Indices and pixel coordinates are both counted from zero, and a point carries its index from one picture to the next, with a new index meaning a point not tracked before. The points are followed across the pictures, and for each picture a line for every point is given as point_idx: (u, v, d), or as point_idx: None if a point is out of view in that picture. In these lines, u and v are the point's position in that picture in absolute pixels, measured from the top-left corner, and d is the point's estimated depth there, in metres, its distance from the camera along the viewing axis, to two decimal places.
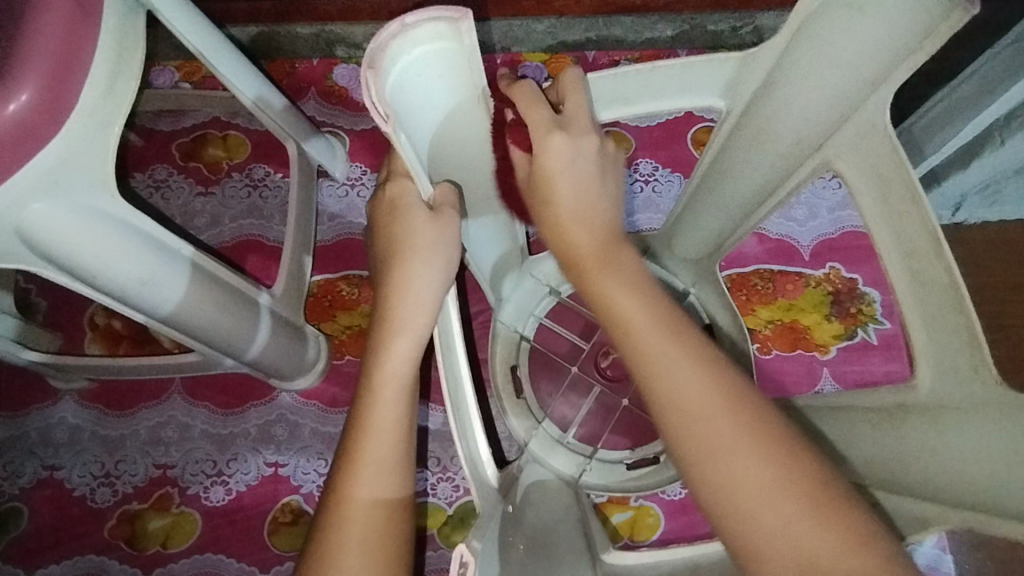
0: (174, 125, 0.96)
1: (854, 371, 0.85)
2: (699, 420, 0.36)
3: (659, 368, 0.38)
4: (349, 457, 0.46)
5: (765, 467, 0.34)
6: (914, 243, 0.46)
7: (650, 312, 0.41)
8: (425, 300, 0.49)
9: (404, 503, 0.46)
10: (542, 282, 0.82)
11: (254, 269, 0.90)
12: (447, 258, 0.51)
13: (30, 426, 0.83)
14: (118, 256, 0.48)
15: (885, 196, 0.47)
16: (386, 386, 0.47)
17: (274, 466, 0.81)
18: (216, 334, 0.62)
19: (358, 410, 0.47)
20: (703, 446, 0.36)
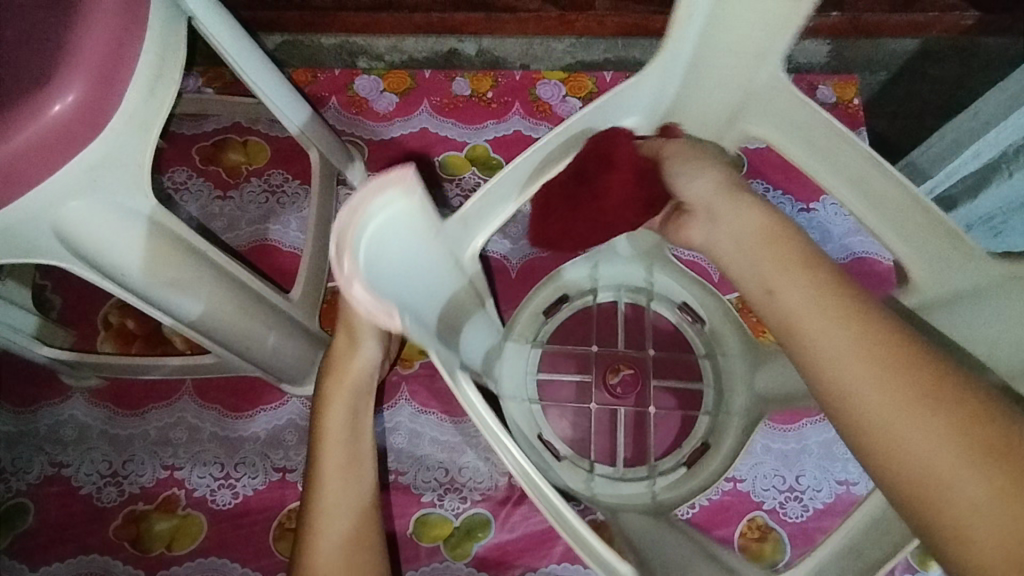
0: (195, 129, 0.97)
1: None
2: (867, 386, 0.38)
3: (826, 337, 0.40)
4: (317, 499, 0.57)
5: (945, 427, 0.36)
6: (858, 173, 0.52)
7: (815, 291, 0.42)
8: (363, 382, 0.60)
9: (369, 528, 0.58)
10: (522, 340, 0.80)
11: (269, 273, 0.91)
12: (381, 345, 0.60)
13: (39, 423, 0.83)
14: (148, 257, 0.49)
15: (824, 145, 0.53)
16: (331, 447, 0.58)
17: (282, 472, 0.81)
18: (234, 337, 0.63)
19: (315, 460, 0.58)
20: (872, 408, 0.38)
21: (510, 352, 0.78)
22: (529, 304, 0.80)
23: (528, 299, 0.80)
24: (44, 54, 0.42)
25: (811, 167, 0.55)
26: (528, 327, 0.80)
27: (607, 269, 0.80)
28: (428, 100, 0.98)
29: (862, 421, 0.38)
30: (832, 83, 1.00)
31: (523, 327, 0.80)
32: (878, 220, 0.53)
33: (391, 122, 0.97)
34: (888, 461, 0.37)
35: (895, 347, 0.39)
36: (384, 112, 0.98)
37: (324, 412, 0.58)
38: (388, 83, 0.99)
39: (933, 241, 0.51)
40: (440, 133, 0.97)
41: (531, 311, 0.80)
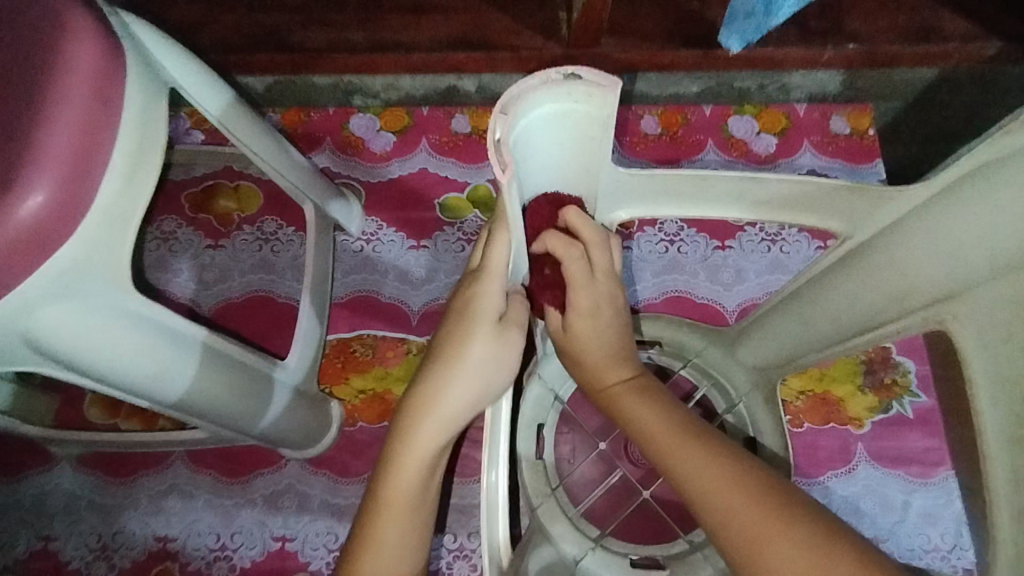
0: (185, 175, 0.93)
1: (889, 447, 0.82)
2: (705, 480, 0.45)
3: (689, 477, 0.45)
4: (361, 538, 0.46)
5: (794, 544, 0.40)
6: (736, 191, 0.58)
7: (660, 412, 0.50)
8: (450, 416, 0.46)
9: (417, 512, 0.47)
10: (553, 505, 0.73)
11: (263, 327, 0.86)
12: (491, 380, 0.47)
13: (25, 493, 0.79)
14: (131, 355, 0.45)
15: (693, 189, 0.58)
16: (394, 506, 0.46)
17: (282, 541, 0.77)
18: (226, 417, 0.59)
19: (367, 518, 0.46)
20: (711, 496, 0.44)
21: (545, 518, 0.72)
22: (522, 469, 0.74)
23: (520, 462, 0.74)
24: (13, 152, 0.40)
25: (697, 208, 0.60)
26: (541, 487, 0.73)
27: (547, 370, 0.75)
28: (427, 139, 0.94)
29: (708, 512, 0.44)
30: (846, 113, 0.96)
31: (533, 488, 0.74)
32: (785, 212, 0.58)
33: (389, 162, 0.93)
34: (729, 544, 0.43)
35: (748, 478, 0.44)
36: (381, 152, 0.94)
37: (413, 422, 0.46)
38: (385, 122, 0.95)
39: (868, 212, 0.54)
40: (440, 173, 0.93)
41: (529, 472, 0.74)
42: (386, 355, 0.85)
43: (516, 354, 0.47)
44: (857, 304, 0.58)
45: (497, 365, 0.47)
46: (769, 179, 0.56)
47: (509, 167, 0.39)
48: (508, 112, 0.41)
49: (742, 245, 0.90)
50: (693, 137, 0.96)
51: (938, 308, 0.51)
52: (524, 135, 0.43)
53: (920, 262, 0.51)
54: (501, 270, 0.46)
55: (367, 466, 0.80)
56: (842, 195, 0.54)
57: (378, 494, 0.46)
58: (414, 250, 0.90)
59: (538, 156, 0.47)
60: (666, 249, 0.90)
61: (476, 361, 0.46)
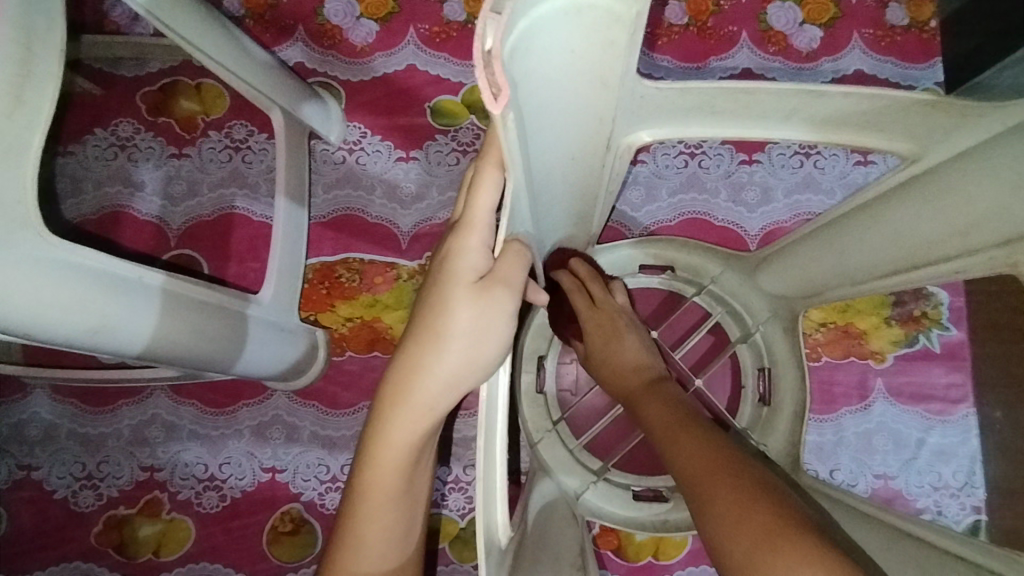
0: (135, 72, 0.81)
1: (911, 383, 0.77)
2: (696, 473, 0.44)
3: (676, 445, 0.47)
4: (341, 527, 0.41)
5: (744, 502, 0.40)
6: (788, 108, 0.47)
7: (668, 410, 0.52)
8: (431, 400, 0.39)
9: (403, 507, 0.41)
10: (554, 437, 0.71)
11: (238, 249, 0.79)
12: (477, 358, 0.39)
13: (1, 422, 0.75)
14: (59, 304, 0.38)
15: (737, 106, 0.48)
16: (373, 501, 0.40)
17: (272, 472, 0.75)
18: (193, 361, 0.53)
19: (347, 509, 0.41)
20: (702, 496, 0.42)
21: (546, 454, 0.70)
22: (522, 401, 0.73)
23: (520, 393, 0.73)
24: None
25: (746, 126, 0.50)
26: (542, 422, 0.72)
27: None
28: (415, 29, 0.81)
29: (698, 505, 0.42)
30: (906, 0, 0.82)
31: (533, 419, 0.72)
32: (843, 133, 0.49)
33: (370, 58, 0.81)
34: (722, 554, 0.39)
35: (723, 460, 0.44)
36: (362, 45, 0.81)
37: (389, 409, 0.39)
38: (365, 8, 0.81)
39: (945, 131, 0.43)
40: (430, 72, 0.80)
41: (529, 404, 0.73)
42: (374, 280, 0.77)
43: (503, 319, 0.39)
44: (907, 233, 0.48)
45: (483, 342, 0.39)
46: (830, 92, 0.45)
47: (505, 93, 0.28)
48: (504, 9, 0.28)
49: (771, 160, 0.80)
50: (723, 28, 0.83)
51: (1012, 250, 0.40)
52: (527, 45, 0.31)
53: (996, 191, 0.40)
54: (486, 222, 0.39)
55: (357, 398, 0.76)
56: (920, 110, 0.43)
57: (355, 486, 0.40)
58: (402, 163, 0.80)
59: (546, 82, 0.35)
60: (685, 163, 0.80)
61: (456, 337, 0.38)
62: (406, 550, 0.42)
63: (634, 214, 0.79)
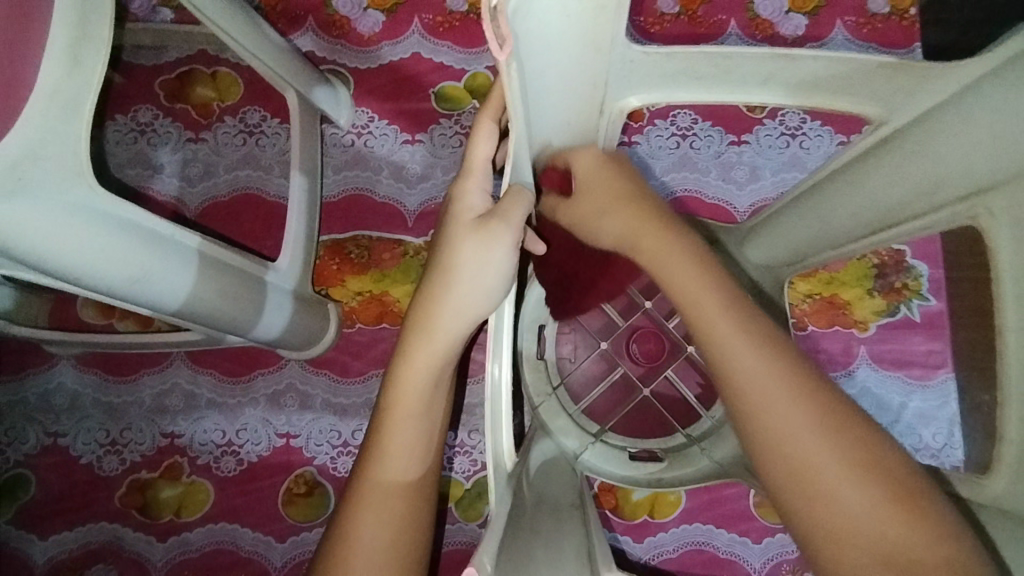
0: (154, 61, 0.85)
1: (893, 350, 0.81)
2: (775, 403, 0.42)
3: (735, 348, 0.43)
4: (369, 449, 0.45)
5: (834, 453, 0.40)
6: (765, 73, 0.52)
7: (729, 298, 0.46)
8: (450, 326, 0.44)
9: (426, 431, 0.45)
10: (555, 401, 0.75)
11: (253, 227, 0.83)
12: (484, 282, 0.43)
13: (30, 392, 0.80)
14: (105, 253, 0.42)
15: (717, 71, 0.53)
16: (397, 419, 0.44)
17: (286, 437, 0.79)
18: (218, 320, 0.57)
19: (375, 432, 0.45)
20: (777, 427, 0.41)
21: (547, 416, 0.74)
22: (524, 369, 0.76)
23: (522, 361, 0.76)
24: None
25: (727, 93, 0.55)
26: (543, 387, 0.75)
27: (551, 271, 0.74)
28: (419, 19, 0.85)
29: (774, 442, 0.41)
30: None
31: (534, 386, 0.76)
32: (818, 95, 0.53)
33: (377, 46, 0.85)
34: (798, 492, 0.41)
35: (804, 391, 0.42)
36: (369, 34, 0.85)
37: (414, 334, 0.44)
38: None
39: (906, 94, 0.48)
40: (434, 59, 0.84)
41: (531, 372, 0.76)
42: (382, 256, 0.82)
43: (506, 253, 0.43)
44: (878, 197, 0.51)
45: (491, 271, 0.43)
46: (803, 56, 0.50)
47: (509, 44, 0.33)
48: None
49: (759, 140, 0.84)
50: (713, 16, 0.87)
51: (972, 202, 0.44)
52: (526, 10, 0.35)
53: (958, 147, 0.43)
54: (484, 168, 0.46)
55: (367, 367, 0.80)
56: (885, 74, 0.48)
57: (383, 406, 0.45)
58: (408, 145, 0.84)
59: (544, 42, 0.39)
60: (677, 144, 0.84)
61: (466, 264, 0.43)
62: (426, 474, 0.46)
63: None
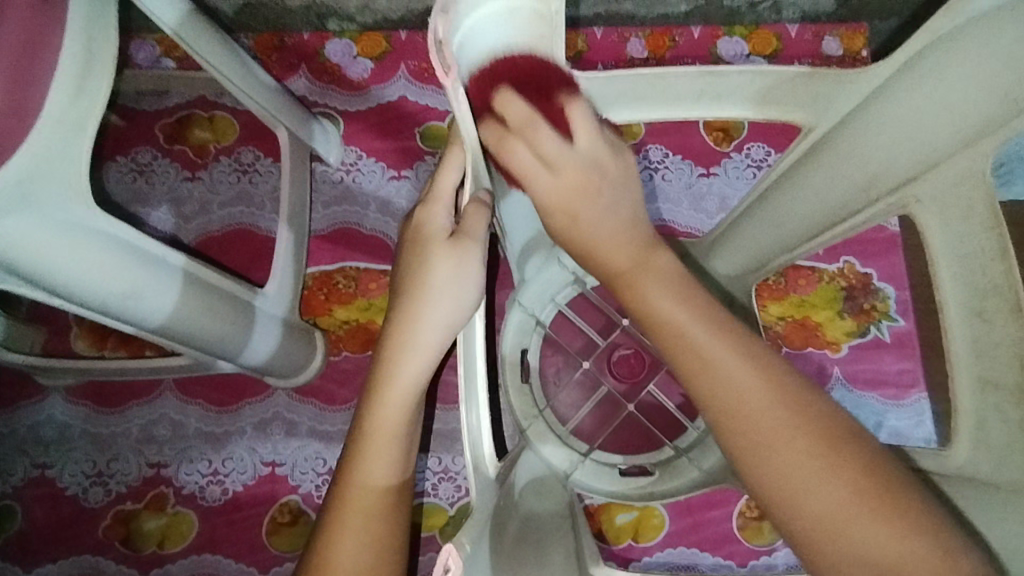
0: (156, 106, 0.90)
1: (865, 370, 0.83)
2: (771, 446, 0.39)
3: (704, 363, 0.41)
4: (348, 465, 0.46)
5: (841, 494, 0.37)
6: (700, 87, 0.58)
7: (697, 318, 0.43)
8: (429, 347, 0.45)
9: (405, 447, 0.46)
10: (542, 422, 0.77)
11: (244, 260, 0.86)
12: (461, 298, 0.46)
13: (19, 424, 0.80)
14: (98, 269, 0.45)
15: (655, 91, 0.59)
16: (379, 438, 0.45)
17: (271, 466, 0.79)
18: (209, 342, 0.59)
19: (354, 449, 0.46)
20: (768, 447, 0.39)
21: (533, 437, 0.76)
22: (509, 393, 0.78)
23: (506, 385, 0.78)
24: None
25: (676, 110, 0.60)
26: (529, 409, 0.77)
27: (529, 292, 0.78)
28: (406, 65, 0.91)
29: (776, 476, 0.39)
30: (840, 34, 0.93)
31: (520, 407, 0.77)
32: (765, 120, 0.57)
33: (367, 90, 0.91)
34: (818, 534, 0.38)
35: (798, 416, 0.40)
36: (359, 79, 0.91)
37: (395, 354, 0.45)
38: (362, 47, 0.91)
39: (827, 100, 0.53)
40: (420, 101, 0.90)
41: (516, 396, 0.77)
42: (369, 285, 0.84)
43: (476, 266, 0.46)
44: (820, 197, 0.56)
45: (463, 283, 0.46)
46: (728, 73, 0.57)
47: (452, 68, 0.38)
48: (450, 10, 0.40)
49: (727, 172, 0.88)
50: (680, 59, 0.94)
51: (905, 192, 0.48)
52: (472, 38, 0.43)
53: (884, 143, 0.49)
54: (450, 192, 0.48)
55: (353, 394, 0.81)
56: (802, 82, 0.54)
57: (363, 428, 0.46)
58: (395, 181, 0.88)
59: None
60: (650, 177, 0.89)
61: (439, 286, 0.45)
62: (404, 486, 0.47)
63: None
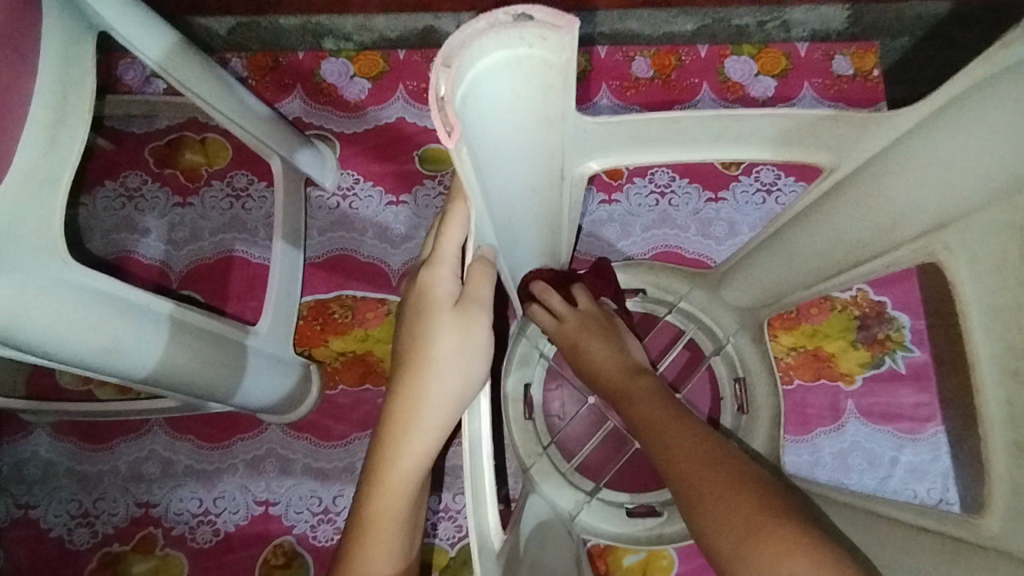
0: (145, 129, 0.87)
1: (880, 402, 0.80)
2: (727, 524, 0.41)
3: (670, 456, 0.47)
4: (351, 548, 0.43)
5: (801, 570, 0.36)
6: (717, 131, 0.52)
7: (673, 428, 0.49)
8: (438, 422, 0.43)
9: (411, 523, 0.44)
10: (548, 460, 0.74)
11: (237, 289, 0.83)
12: (471, 370, 0.43)
13: (1, 461, 0.77)
14: (75, 325, 0.42)
15: (668, 134, 0.52)
16: (385, 519, 0.42)
17: (264, 505, 0.76)
18: (197, 389, 0.56)
19: (357, 530, 0.43)
20: (726, 531, 0.40)
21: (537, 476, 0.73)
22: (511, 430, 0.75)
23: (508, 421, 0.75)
24: None
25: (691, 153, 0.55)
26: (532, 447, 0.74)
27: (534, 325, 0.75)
28: (404, 86, 0.88)
29: (727, 550, 0.40)
30: (850, 53, 0.91)
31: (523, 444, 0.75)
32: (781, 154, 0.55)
33: (364, 112, 0.88)
34: None
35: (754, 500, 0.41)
36: (356, 101, 0.88)
37: (400, 429, 0.43)
38: (359, 67, 0.89)
39: (852, 141, 0.48)
40: (420, 123, 0.87)
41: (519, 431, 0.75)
42: (366, 316, 0.81)
43: (485, 334, 0.44)
44: (840, 234, 0.53)
45: (472, 356, 0.43)
46: (750, 115, 0.50)
47: (456, 131, 0.34)
48: (452, 64, 0.35)
49: (736, 197, 0.86)
50: (686, 79, 0.91)
51: (931, 239, 0.47)
52: (475, 89, 0.38)
53: (913, 187, 0.46)
54: (454, 253, 0.44)
55: (349, 429, 0.78)
56: (826, 126, 0.49)
57: (367, 509, 0.43)
58: (393, 206, 0.85)
59: (489, 119, 0.41)
60: (656, 202, 0.86)
61: (449, 358, 0.43)
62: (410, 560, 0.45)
63: (612, 248, 0.85)
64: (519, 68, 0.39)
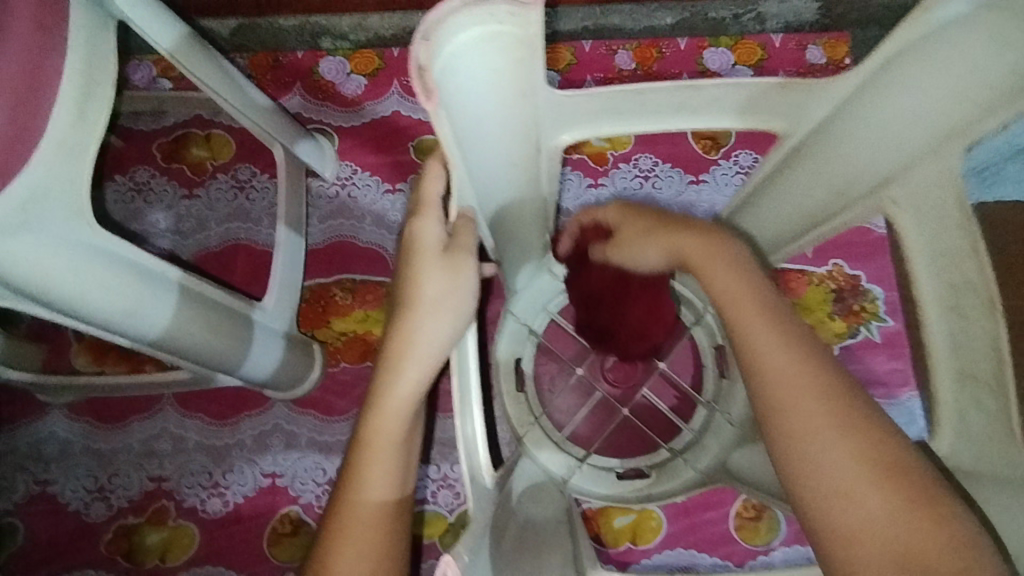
0: (153, 126, 0.92)
1: (856, 370, 0.84)
2: (801, 411, 0.42)
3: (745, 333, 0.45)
4: (350, 474, 0.46)
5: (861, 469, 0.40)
6: (681, 101, 0.56)
7: (753, 302, 0.47)
8: (428, 355, 0.47)
9: (405, 454, 0.48)
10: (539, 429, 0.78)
11: (242, 275, 0.87)
12: (456, 308, 0.48)
13: (21, 441, 0.81)
14: (98, 286, 0.47)
15: (640, 107, 0.56)
16: (380, 445, 0.46)
17: (271, 477, 0.80)
18: (208, 356, 0.61)
19: (355, 458, 0.47)
20: (799, 423, 0.41)
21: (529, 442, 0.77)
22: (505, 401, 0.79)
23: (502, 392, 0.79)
24: None
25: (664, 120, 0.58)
26: (525, 417, 0.78)
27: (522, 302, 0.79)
28: (398, 81, 0.93)
29: (788, 430, 0.42)
30: (823, 42, 0.95)
31: (517, 414, 0.79)
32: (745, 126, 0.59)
33: (361, 106, 0.92)
34: (823, 495, 0.40)
35: (831, 395, 0.42)
36: (353, 96, 0.93)
37: (395, 361, 0.47)
38: (355, 64, 0.93)
39: (808, 111, 0.53)
40: (414, 116, 0.92)
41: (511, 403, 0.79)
42: (365, 297, 0.86)
43: (471, 275, 0.49)
44: (804, 199, 0.58)
45: (460, 293, 0.48)
46: (705, 85, 0.55)
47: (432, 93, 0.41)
48: (431, 38, 0.42)
49: (715, 179, 0.90)
50: (668, 70, 0.96)
51: (879, 196, 0.51)
52: (452, 64, 0.45)
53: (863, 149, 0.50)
54: (437, 201, 0.50)
55: (351, 404, 0.82)
56: (786, 95, 0.53)
57: (364, 436, 0.47)
58: (390, 194, 0.90)
59: (467, 91, 0.47)
60: (640, 185, 0.90)
61: (436, 296, 0.47)
62: (405, 492, 0.48)
63: None
64: (490, 44, 0.45)
